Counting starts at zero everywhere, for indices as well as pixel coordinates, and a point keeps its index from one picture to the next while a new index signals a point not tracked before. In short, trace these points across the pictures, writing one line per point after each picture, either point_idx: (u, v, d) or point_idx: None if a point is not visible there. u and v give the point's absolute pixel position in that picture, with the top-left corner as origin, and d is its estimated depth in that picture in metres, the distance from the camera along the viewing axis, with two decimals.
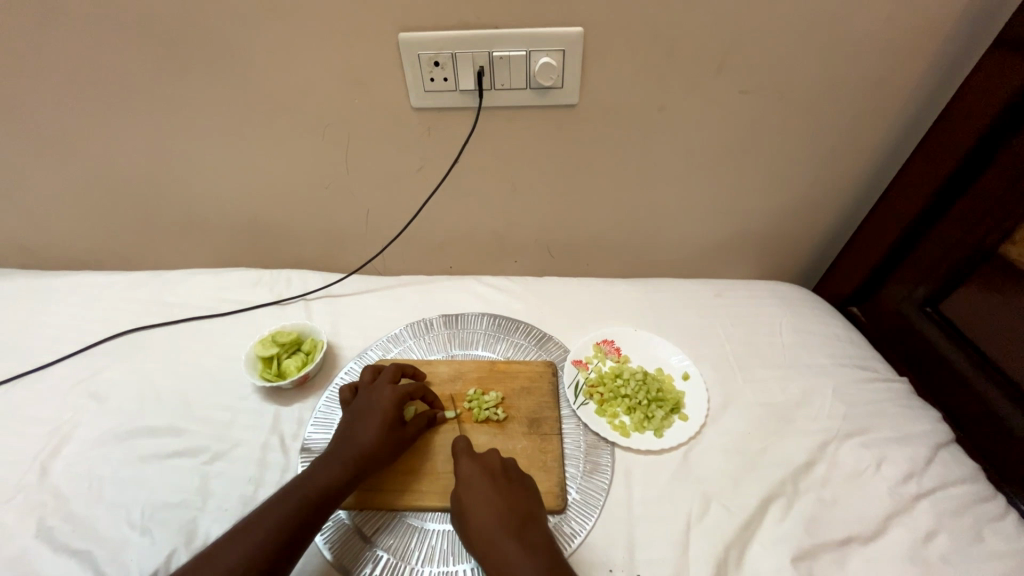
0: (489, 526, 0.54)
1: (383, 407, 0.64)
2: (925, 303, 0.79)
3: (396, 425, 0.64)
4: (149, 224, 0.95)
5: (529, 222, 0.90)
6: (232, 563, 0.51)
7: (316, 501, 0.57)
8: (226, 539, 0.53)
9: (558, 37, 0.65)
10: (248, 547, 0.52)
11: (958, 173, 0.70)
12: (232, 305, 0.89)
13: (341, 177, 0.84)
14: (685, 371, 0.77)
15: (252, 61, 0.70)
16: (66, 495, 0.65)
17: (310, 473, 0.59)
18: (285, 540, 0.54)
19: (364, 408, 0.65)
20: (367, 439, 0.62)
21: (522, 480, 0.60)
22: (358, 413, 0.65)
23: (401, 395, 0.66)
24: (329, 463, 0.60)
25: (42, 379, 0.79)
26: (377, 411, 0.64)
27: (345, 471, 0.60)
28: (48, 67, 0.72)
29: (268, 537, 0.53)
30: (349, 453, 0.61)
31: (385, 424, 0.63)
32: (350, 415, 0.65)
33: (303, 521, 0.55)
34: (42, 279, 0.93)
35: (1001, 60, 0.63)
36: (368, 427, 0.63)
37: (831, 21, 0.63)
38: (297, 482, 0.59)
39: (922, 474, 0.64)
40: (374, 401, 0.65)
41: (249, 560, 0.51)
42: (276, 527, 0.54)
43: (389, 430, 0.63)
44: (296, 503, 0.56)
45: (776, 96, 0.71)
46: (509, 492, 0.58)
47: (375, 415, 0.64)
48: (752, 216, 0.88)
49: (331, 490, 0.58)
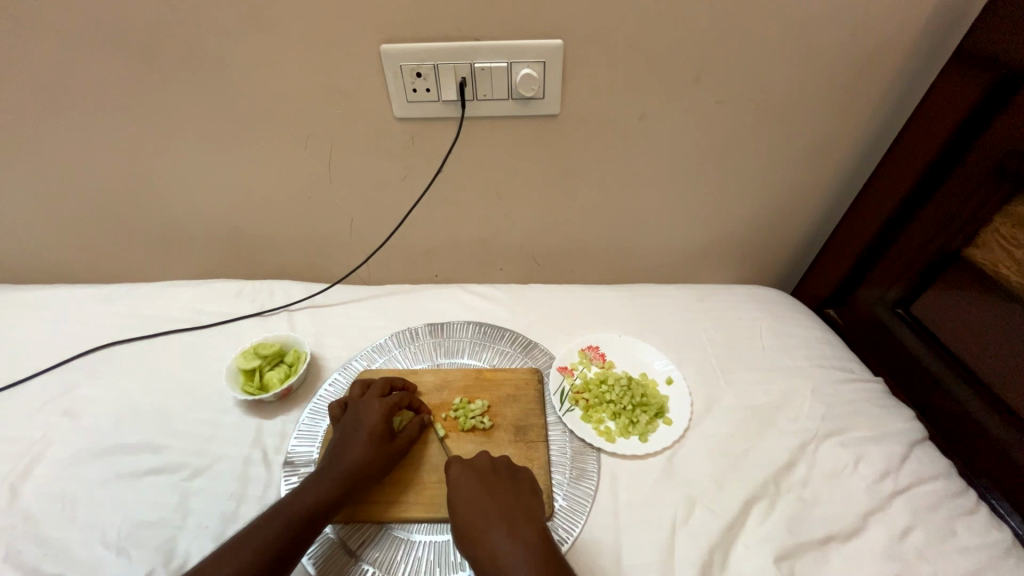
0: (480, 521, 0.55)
1: (373, 420, 0.65)
2: (897, 305, 0.81)
3: (385, 437, 0.64)
4: (126, 235, 0.93)
5: (513, 230, 0.91)
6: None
7: (305, 517, 0.56)
8: (209, 559, 0.52)
9: (539, 49, 0.66)
10: (236, 567, 0.51)
11: (922, 181, 0.73)
12: (213, 317, 0.87)
13: (324, 186, 0.83)
14: (669, 376, 0.78)
15: (232, 71, 0.70)
16: (38, 516, 0.63)
17: (300, 489, 0.59)
18: (274, 557, 0.53)
19: (354, 423, 0.65)
20: (358, 452, 0.62)
21: (514, 478, 0.61)
22: (348, 428, 0.65)
23: (389, 408, 0.67)
24: (319, 478, 0.60)
25: (13, 396, 0.76)
26: (367, 425, 0.64)
27: (335, 485, 0.59)
28: (21, 75, 0.71)
29: (256, 555, 0.52)
30: (339, 468, 0.61)
31: (375, 436, 0.63)
32: (341, 431, 0.65)
33: (292, 538, 0.55)
34: (14, 293, 0.91)
35: (958, 74, 0.66)
36: (358, 441, 0.63)
37: (800, 34, 0.65)
38: (286, 498, 0.58)
39: (898, 472, 0.66)
40: (364, 416, 0.66)
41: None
42: (263, 545, 0.53)
43: (379, 444, 0.63)
44: (284, 520, 0.56)
45: (751, 105, 0.73)
46: (497, 490, 0.59)
47: (365, 429, 0.64)
48: (731, 222, 0.90)
49: (321, 506, 0.58)
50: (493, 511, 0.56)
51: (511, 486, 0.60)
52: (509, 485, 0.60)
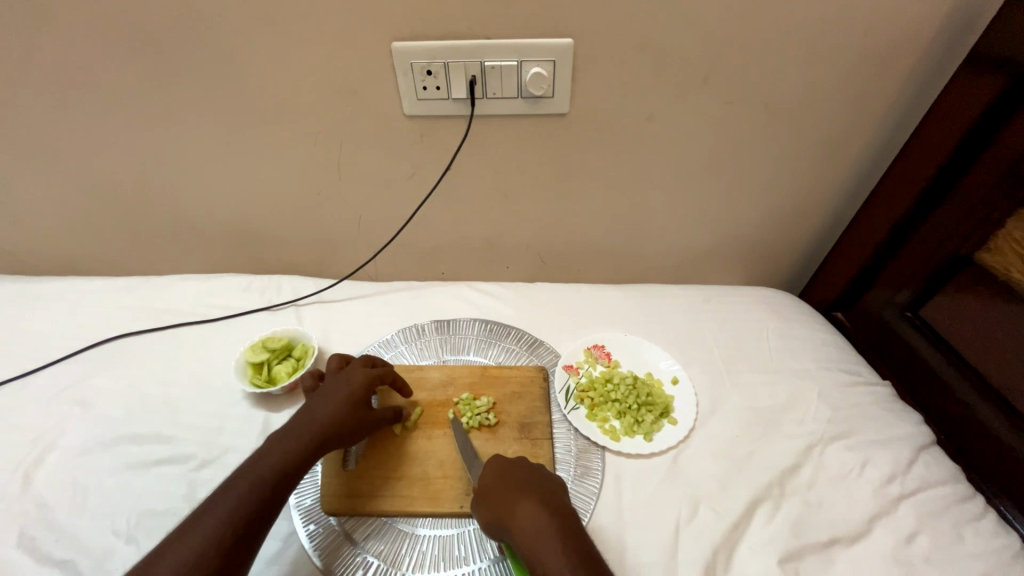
0: (518, 499, 0.55)
1: (353, 387, 0.65)
2: (906, 309, 0.80)
3: (362, 405, 0.65)
4: (137, 229, 0.94)
5: (520, 229, 0.91)
6: (187, 550, 0.50)
7: (273, 476, 0.56)
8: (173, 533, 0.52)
9: (549, 48, 0.66)
10: (208, 526, 0.51)
11: (934, 183, 0.72)
12: (223, 310, 0.88)
13: (334, 183, 0.84)
14: (674, 376, 0.78)
15: (244, 67, 0.70)
16: (50, 503, 0.64)
17: (267, 448, 0.58)
18: (243, 519, 0.52)
19: (333, 387, 0.65)
20: (330, 414, 0.62)
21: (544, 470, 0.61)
22: (326, 391, 0.65)
23: (372, 377, 0.67)
24: (288, 437, 0.59)
25: (27, 385, 0.77)
26: (346, 390, 0.65)
27: (304, 444, 0.59)
28: (38, 69, 0.72)
29: (225, 515, 0.52)
30: (310, 428, 0.60)
31: (352, 404, 0.64)
32: (315, 394, 0.65)
33: (260, 497, 0.54)
34: (28, 284, 0.92)
35: (971, 75, 0.66)
36: (333, 404, 0.63)
37: (810, 35, 0.65)
38: (252, 459, 0.57)
39: (905, 476, 0.66)
40: (344, 383, 0.66)
41: (205, 546, 0.50)
42: (233, 504, 0.53)
43: (354, 409, 0.64)
44: (252, 480, 0.55)
45: (760, 106, 0.73)
46: (533, 478, 0.59)
47: (343, 394, 0.64)
48: (739, 223, 0.89)
49: (288, 465, 0.57)
50: (531, 491, 0.56)
51: (548, 478, 0.60)
52: (544, 476, 0.60)
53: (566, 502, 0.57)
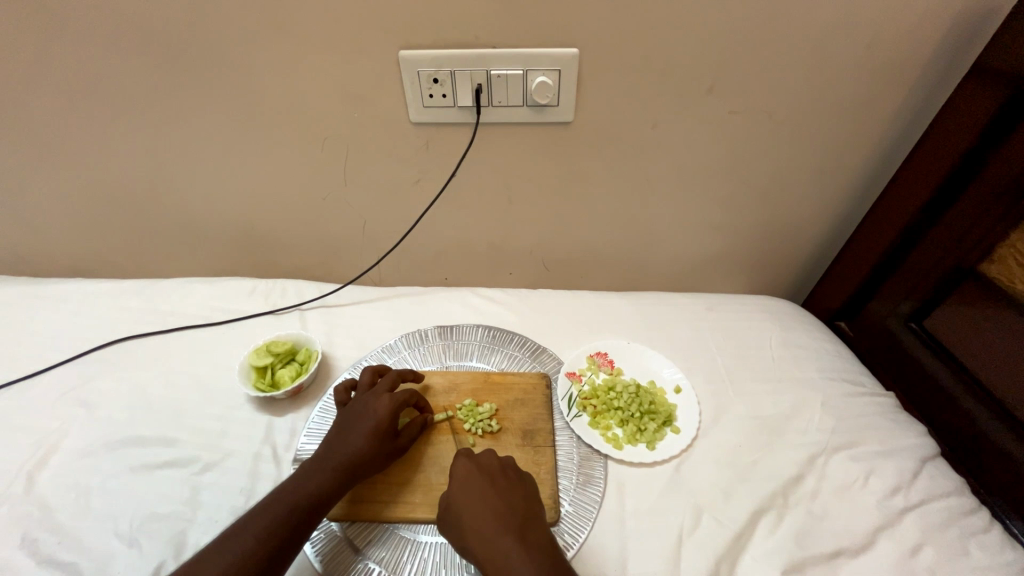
0: (480, 521, 0.54)
1: (379, 414, 0.64)
2: (910, 319, 0.80)
3: (389, 434, 0.64)
4: (143, 231, 0.95)
5: (524, 236, 0.92)
6: (220, 568, 0.51)
7: (305, 504, 0.57)
8: (204, 551, 0.53)
9: (555, 57, 0.67)
10: (236, 557, 0.52)
11: (938, 195, 0.73)
12: (227, 314, 0.89)
13: (339, 188, 0.85)
14: (677, 385, 0.78)
15: (252, 73, 0.71)
16: (53, 505, 0.64)
17: (300, 478, 0.59)
18: (276, 548, 0.54)
19: (359, 413, 0.65)
20: (360, 446, 0.62)
21: (521, 479, 0.60)
22: (353, 417, 0.65)
23: (398, 404, 0.66)
24: (321, 466, 0.60)
25: (32, 387, 0.78)
26: (373, 417, 0.64)
27: (336, 477, 0.60)
28: (48, 73, 0.73)
29: (258, 543, 0.53)
30: (341, 459, 0.61)
31: (379, 431, 0.63)
32: (343, 420, 0.65)
33: (292, 525, 0.55)
34: (33, 286, 0.93)
35: (975, 87, 0.66)
36: (362, 433, 0.63)
37: (813, 46, 0.66)
38: (288, 485, 0.59)
39: (909, 488, 0.65)
40: (371, 408, 0.65)
41: (236, 566, 0.51)
42: (269, 532, 0.54)
43: (382, 438, 0.63)
44: (286, 507, 0.56)
45: (763, 116, 0.73)
46: (505, 493, 0.57)
47: (371, 421, 0.64)
48: (743, 231, 0.89)
49: (320, 494, 0.58)
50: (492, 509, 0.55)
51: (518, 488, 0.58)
52: (517, 485, 0.59)
53: (531, 515, 0.56)
